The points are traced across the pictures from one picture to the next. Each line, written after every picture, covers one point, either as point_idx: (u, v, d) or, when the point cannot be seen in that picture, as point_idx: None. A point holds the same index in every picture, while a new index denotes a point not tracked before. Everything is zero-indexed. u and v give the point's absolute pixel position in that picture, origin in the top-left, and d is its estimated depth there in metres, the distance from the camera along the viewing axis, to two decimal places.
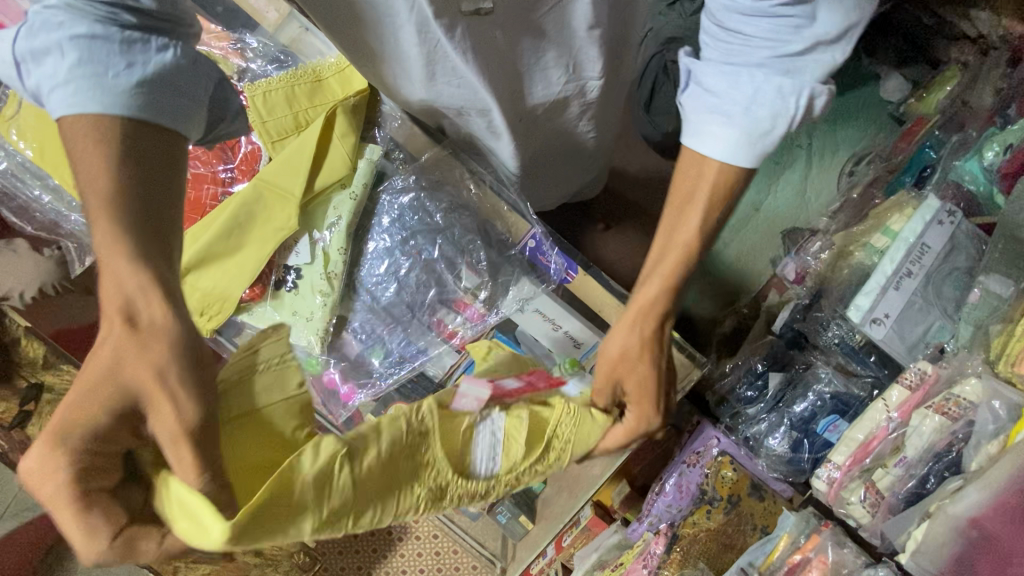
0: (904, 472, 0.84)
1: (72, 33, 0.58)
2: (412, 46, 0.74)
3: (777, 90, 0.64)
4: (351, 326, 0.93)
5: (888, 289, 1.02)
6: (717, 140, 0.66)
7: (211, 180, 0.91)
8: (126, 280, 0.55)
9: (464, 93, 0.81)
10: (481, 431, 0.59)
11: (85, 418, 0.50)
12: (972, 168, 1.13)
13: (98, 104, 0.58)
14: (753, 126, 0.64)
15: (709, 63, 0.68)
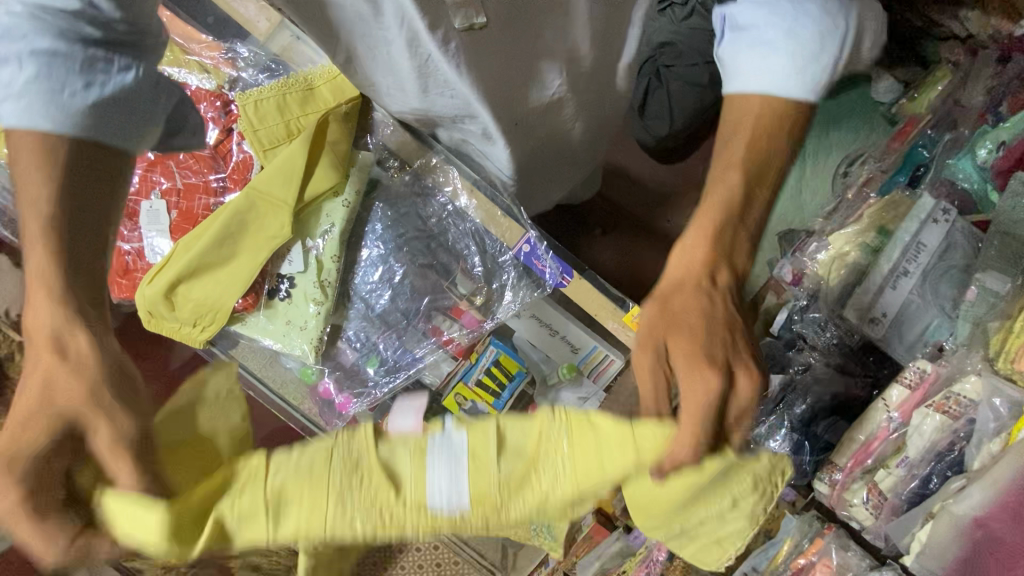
0: (907, 473, 0.82)
1: (32, 47, 0.63)
2: (403, 61, 0.75)
3: (812, 32, 0.68)
4: (346, 335, 0.93)
5: (885, 288, 1.05)
6: (770, 71, 0.68)
7: (204, 190, 0.93)
8: (54, 314, 0.63)
9: (458, 103, 0.82)
10: (433, 453, 0.62)
11: (27, 440, 0.59)
12: (967, 167, 1.13)
13: (44, 124, 0.65)
14: (798, 54, 0.67)
15: (743, 20, 0.71)
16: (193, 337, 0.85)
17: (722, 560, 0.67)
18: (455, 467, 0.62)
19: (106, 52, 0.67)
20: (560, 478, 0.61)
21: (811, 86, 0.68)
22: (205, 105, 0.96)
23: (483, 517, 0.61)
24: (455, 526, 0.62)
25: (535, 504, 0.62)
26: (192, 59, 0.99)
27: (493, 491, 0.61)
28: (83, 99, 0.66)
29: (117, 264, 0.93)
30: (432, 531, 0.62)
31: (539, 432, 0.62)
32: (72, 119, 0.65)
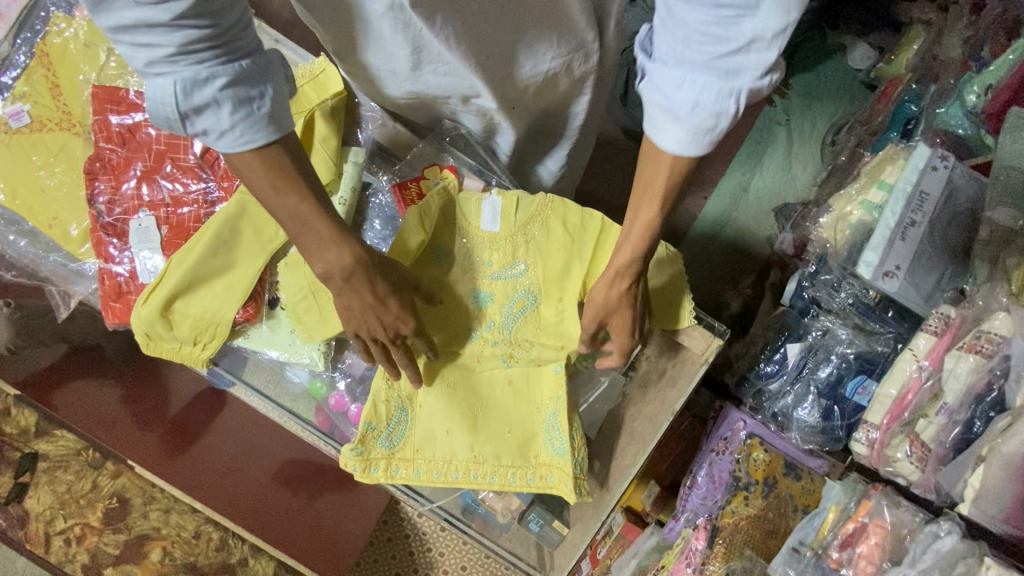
0: (948, 420, 0.79)
1: (217, 84, 0.58)
2: (395, 35, 0.74)
3: (720, 90, 0.58)
4: (352, 345, 0.86)
5: (894, 240, 1.01)
6: (665, 134, 0.61)
7: (197, 200, 0.86)
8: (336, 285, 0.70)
9: (451, 81, 0.83)
10: (485, 203, 0.87)
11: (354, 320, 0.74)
12: (958, 113, 1.12)
13: (265, 136, 0.62)
14: (697, 123, 0.59)
15: (663, 58, 0.61)
16: (197, 356, 0.78)
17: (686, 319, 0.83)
18: (494, 208, 0.87)
19: (233, 50, 0.59)
20: (573, 264, 0.85)
21: (706, 141, 0.61)
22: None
23: (517, 312, 0.87)
24: (496, 243, 0.87)
25: (550, 292, 0.86)
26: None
27: (520, 232, 0.86)
28: (265, 93, 0.61)
29: (106, 287, 0.85)
30: (479, 250, 0.87)
31: (538, 203, 0.86)
32: (275, 119, 0.62)
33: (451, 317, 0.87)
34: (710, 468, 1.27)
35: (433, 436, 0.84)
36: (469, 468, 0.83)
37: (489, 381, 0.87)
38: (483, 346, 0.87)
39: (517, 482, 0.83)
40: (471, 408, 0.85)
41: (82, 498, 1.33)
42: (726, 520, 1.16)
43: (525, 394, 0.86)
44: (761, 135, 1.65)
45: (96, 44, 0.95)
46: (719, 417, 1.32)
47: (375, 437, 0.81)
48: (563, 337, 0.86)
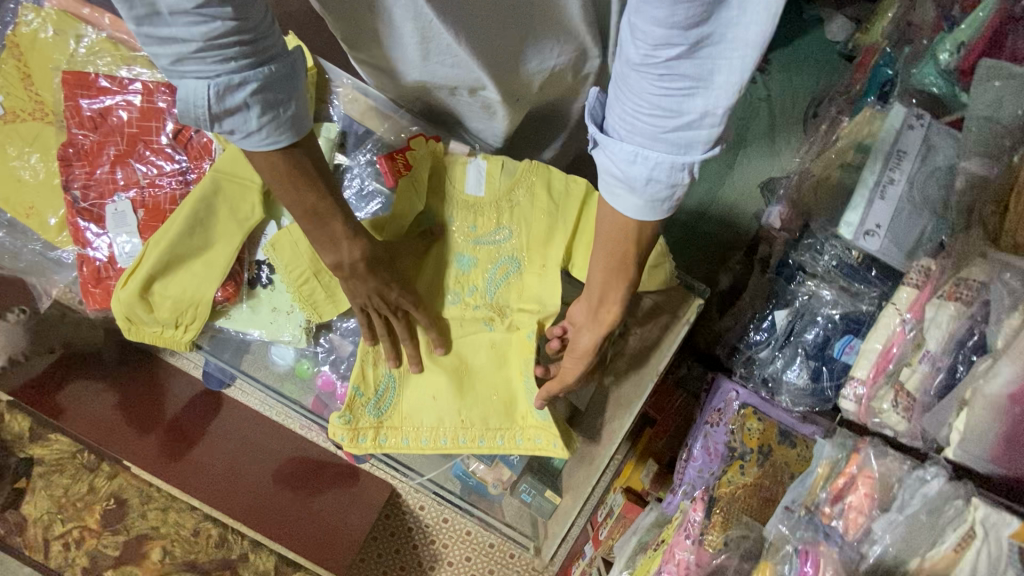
0: (931, 367, 0.79)
1: (248, 89, 0.59)
2: (405, 21, 0.75)
3: (672, 163, 0.57)
4: (340, 326, 0.90)
5: (873, 200, 1.03)
6: (623, 201, 0.62)
7: (173, 184, 0.87)
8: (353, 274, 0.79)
9: (458, 71, 0.84)
10: (470, 169, 0.92)
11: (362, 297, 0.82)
12: (931, 72, 1.12)
13: (287, 138, 0.66)
14: (654, 195, 0.60)
15: (615, 133, 0.60)
16: (178, 339, 0.83)
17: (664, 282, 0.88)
18: (480, 173, 0.92)
19: (262, 53, 0.60)
20: (554, 231, 0.89)
21: (663, 206, 0.62)
22: (157, 96, 0.89)
23: (500, 277, 0.92)
24: (480, 210, 0.92)
25: (533, 258, 0.90)
26: (136, 54, 0.92)
27: (504, 197, 0.91)
28: (291, 97, 0.64)
29: (86, 273, 0.86)
30: (466, 212, 0.92)
31: (521, 169, 0.91)
32: (296, 124, 0.65)
33: (436, 287, 0.93)
34: (705, 440, 1.28)
35: (419, 405, 0.91)
36: (456, 434, 0.90)
37: (473, 344, 0.93)
38: (465, 309, 0.93)
39: (505, 444, 0.90)
40: (457, 373, 0.91)
41: (79, 501, 1.37)
42: (723, 489, 1.15)
43: (510, 359, 0.91)
44: (744, 111, 1.66)
45: (65, 31, 0.93)
46: (712, 389, 1.32)
47: (363, 406, 0.88)
48: (543, 301, 0.89)
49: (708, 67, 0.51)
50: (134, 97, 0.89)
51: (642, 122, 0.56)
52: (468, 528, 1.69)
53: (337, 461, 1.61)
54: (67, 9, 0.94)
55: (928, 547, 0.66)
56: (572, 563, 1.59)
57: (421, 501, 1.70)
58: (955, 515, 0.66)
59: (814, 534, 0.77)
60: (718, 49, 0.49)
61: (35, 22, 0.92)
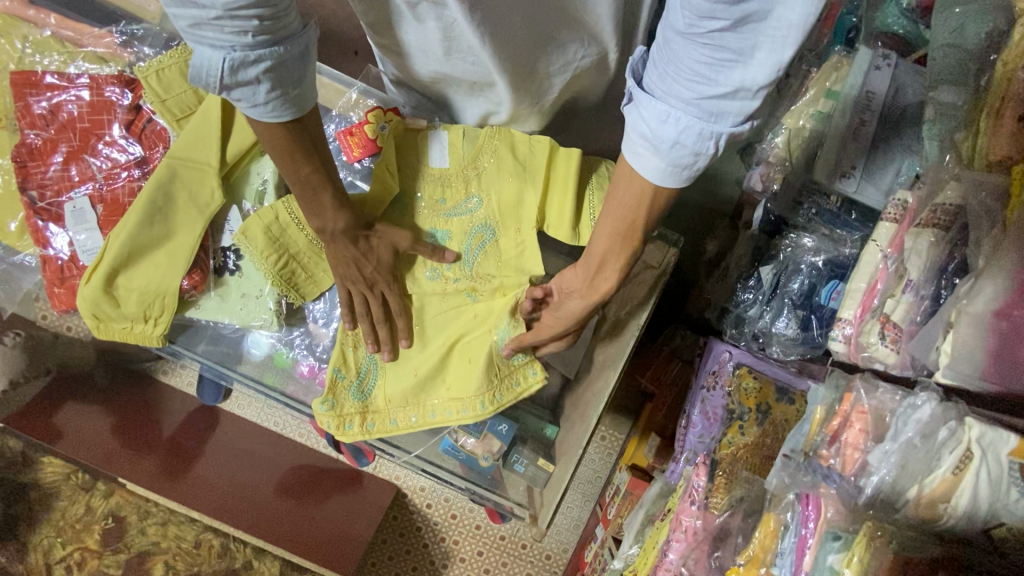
0: (915, 296, 0.78)
1: (260, 65, 0.59)
2: (428, 20, 0.74)
3: (700, 132, 0.58)
4: (310, 311, 0.90)
5: (847, 142, 1.01)
6: (645, 162, 0.63)
7: (126, 176, 0.86)
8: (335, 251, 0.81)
9: (475, 67, 0.82)
10: (434, 142, 0.92)
11: (357, 277, 0.84)
12: (893, 13, 1.12)
13: (291, 114, 0.66)
14: (677, 160, 0.61)
15: (652, 86, 0.60)
16: (149, 333, 0.81)
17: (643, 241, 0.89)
18: (443, 146, 0.91)
19: (278, 33, 0.59)
20: (524, 194, 0.88)
21: (682, 175, 0.63)
22: (107, 87, 0.88)
23: (476, 246, 0.90)
24: (449, 181, 0.91)
25: (507, 222, 0.89)
26: (83, 50, 0.91)
27: (469, 165, 0.90)
28: (300, 76, 0.64)
29: (48, 273, 0.85)
30: (435, 186, 0.92)
31: (483, 135, 0.89)
32: (299, 103, 0.66)
33: (414, 264, 0.92)
34: (703, 405, 1.27)
35: (403, 386, 0.89)
36: (441, 409, 0.88)
37: (455, 316, 0.91)
38: (445, 284, 0.92)
39: (489, 409, 0.86)
40: (438, 349, 0.90)
41: (76, 522, 1.35)
42: (724, 451, 1.13)
43: (487, 322, 0.89)
44: None
45: (10, 33, 0.92)
46: (705, 353, 1.31)
47: (346, 390, 0.88)
48: (524, 266, 0.89)
49: (752, 45, 0.51)
50: (84, 92, 0.88)
51: (685, 79, 0.56)
52: (476, 521, 1.67)
53: (340, 467, 1.66)
54: (10, 11, 0.92)
55: (926, 474, 0.65)
56: (585, 547, 1.57)
57: (429, 499, 1.69)
58: (949, 437, 0.64)
59: (812, 478, 0.78)
60: (764, 24, 0.49)
61: None
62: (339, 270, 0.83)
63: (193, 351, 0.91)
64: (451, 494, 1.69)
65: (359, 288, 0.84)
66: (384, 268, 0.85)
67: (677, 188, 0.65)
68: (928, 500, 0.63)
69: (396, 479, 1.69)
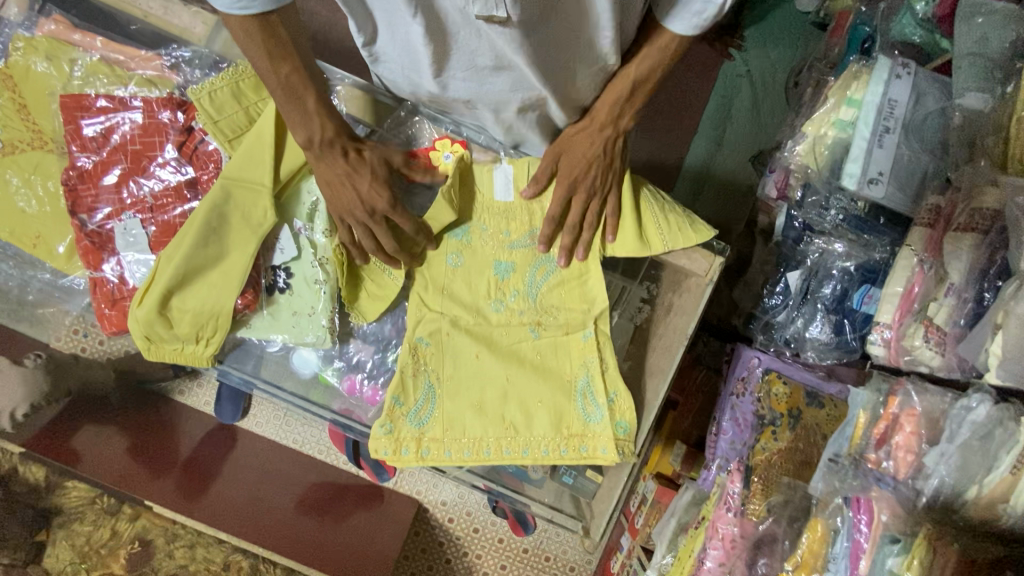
0: (958, 299, 0.79)
1: None
2: (421, 46, 0.71)
3: None
4: (360, 332, 0.89)
5: (873, 149, 1.03)
6: (667, 7, 0.72)
7: (176, 197, 0.84)
8: (330, 173, 0.78)
9: (485, 91, 0.79)
10: (497, 173, 0.88)
11: (343, 197, 0.78)
12: (910, 22, 1.15)
13: (262, 6, 0.62)
14: (689, 8, 0.70)
15: None
16: (200, 353, 0.81)
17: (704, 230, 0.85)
18: (508, 177, 0.88)
19: None
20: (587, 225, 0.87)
21: (694, 22, 0.71)
22: (158, 110, 0.84)
23: (540, 279, 0.88)
24: (512, 214, 0.88)
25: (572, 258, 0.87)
26: (132, 73, 0.87)
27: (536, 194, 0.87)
28: None
29: (99, 296, 0.84)
30: (497, 220, 0.88)
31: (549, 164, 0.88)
32: None
33: (473, 294, 0.88)
34: (733, 412, 1.25)
35: (462, 415, 0.85)
36: (501, 443, 0.85)
37: (516, 351, 0.87)
38: (511, 316, 0.88)
39: (550, 454, 0.84)
40: (500, 381, 0.86)
41: (103, 547, 1.34)
42: (758, 457, 1.14)
43: (554, 364, 0.87)
44: (727, 90, 1.75)
45: (57, 57, 0.86)
46: (734, 358, 1.30)
47: (404, 416, 0.84)
48: (589, 297, 0.88)
49: None
50: (137, 115, 0.85)
51: None
52: (498, 534, 1.66)
53: (359, 482, 1.67)
54: (57, 37, 0.87)
55: (984, 474, 0.65)
56: (611, 558, 1.56)
57: (451, 514, 1.67)
58: (1006, 437, 0.66)
59: (863, 482, 0.78)
60: None
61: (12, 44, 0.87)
62: (345, 199, 0.78)
63: (234, 367, 0.89)
64: (474, 507, 1.67)
65: (358, 216, 0.78)
66: (379, 197, 0.77)
67: (689, 34, 0.73)
68: (988, 501, 0.64)
69: (417, 494, 1.68)
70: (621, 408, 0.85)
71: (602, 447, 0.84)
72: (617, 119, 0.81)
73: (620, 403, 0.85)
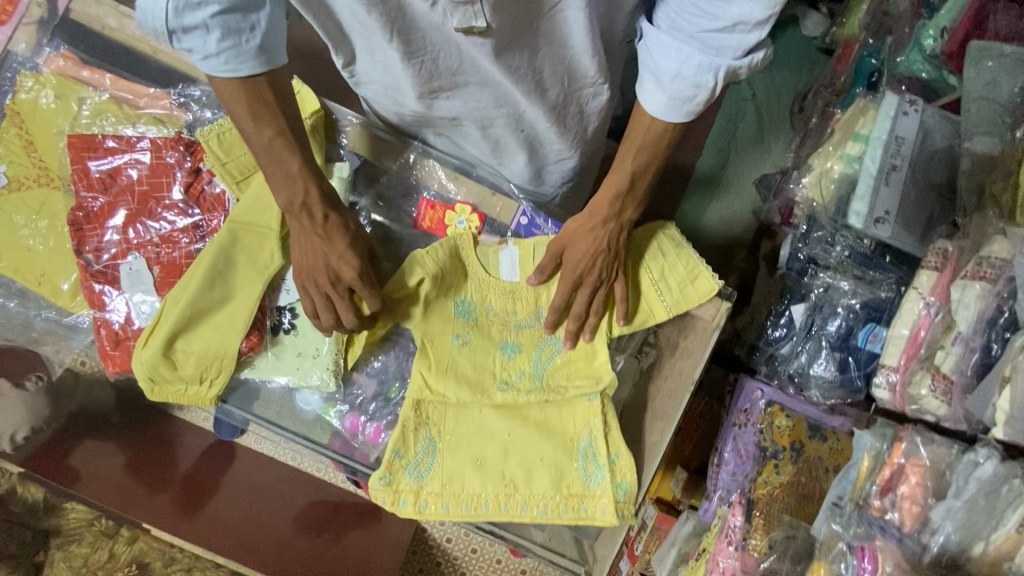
0: (965, 348, 0.78)
1: (210, 12, 0.61)
2: (401, 68, 0.78)
3: (700, 61, 0.65)
4: (368, 366, 0.84)
5: (879, 187, 1.02)
6: (650, 96, 0.70)
7: (181, 237, 0.82)
8: (313, 251, 0.75)
9: (471, 108, 0.86)
10: (503, 255, 0.84)
11: (313, 265, 0.75)
12: (918, 59, 1.16)
13: (249, 68, 0.67)
14: (677, 92, 0.68)
15: (661, 28, 0.69)
16: (203, 396, 0.77)
17: (709, 285, 0.79)
18: (513, 258, 0.84)
19: None
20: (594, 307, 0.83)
21: (684, 108, 0.69)
22: (166, 151, 0.83)
23: (546, 359, 0.83)
24: (518, 293, 0.84)
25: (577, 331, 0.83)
26: (142, 112, 0.86)
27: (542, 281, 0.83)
28: (255, 27, 0.65)
29: (103, 337, 0.81)
30: (502, 303, 0.84)
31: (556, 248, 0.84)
32: (260, 55, 0.67)
33: (475, 360, 0.82)
34: (735, 443, 1.26)
35: (461, 472, 0.80)
36: (500, 500, 0.79)
37: (519, 408, 0.82)
38: (517, 396, 0.82)
39: (549, 514, 0.79)
40: (502, 437, 0.81)
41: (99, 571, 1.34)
42: (760, 491, 1.13)
43: (557, 424, 0.82)
44: (732, 113, 1.75)
45: (66, 94, 0.86)
46: (736, 390, 1.31)
47: (404, 469, 0.79)
48: (596, 373, 0.82)
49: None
50: (143, 156, 0.83)
51: (691, 14, 0.65)
52: (495, 555, 1.65)
53: (357, 500, 1.65)
54: (66, 74, 0.88)
55: (990, 530, 0.65)
56: None
57: (449, 534, 1.66)
58: (1012, 494, 0.65)
59: (867, 529, 0.77)
60: None
61: (22, 78, 0.87)
62: (315, 268, 0.75)
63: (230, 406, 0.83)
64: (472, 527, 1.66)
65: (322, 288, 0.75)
66: (349, 265, 0.74)
67: (680, 123, 0.71)
68: (993, 557, 0.64)
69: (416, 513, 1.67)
70: (622, 469, 0.80)
71: (602, 508, 0.79)
72: (618, 216, 0.76)
73: (622, 465, 0.80)
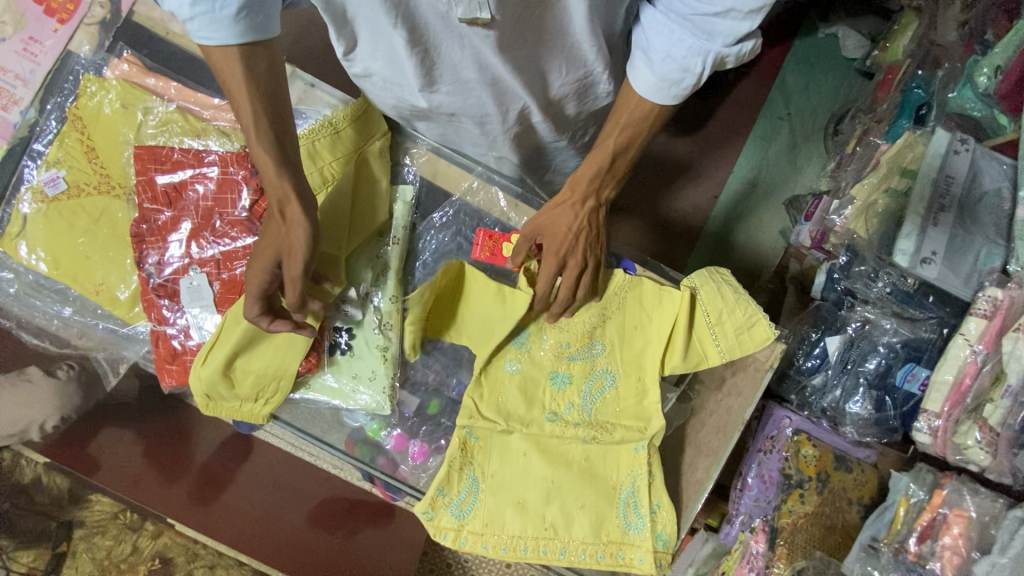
0: (1014, 402, 0.82)
1: None
2: (405, 58, 0.74)
3: (687, 43, 0.66)
4: (410, 380, 0.86)
5: (927, 227, 1.02)
6: (639, 75, 0.71)
7: (243, 254, 0.81)
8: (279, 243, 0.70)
9: (470, 104, 0.83)
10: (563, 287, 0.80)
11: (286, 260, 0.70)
12: (970, 96, 1.14)
13: (220, 38, 0.62)
14: (665, 74, 0.69)
15: (656, 11, 0.70)
16: (258, 412, 0.80)
17: (767, 334, 0.78)
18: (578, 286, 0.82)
19: None
20: (651, 344, 0.81)
21: (672, 91, 0.71)
22: (233, 167, 0.82)
23: (595, 393, 0.83)
24: (572, 324, 0.82)
25: (628, 369, 0.82)
26: (208, 124, 0.86)
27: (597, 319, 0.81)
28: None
29: (161, 350, 0.82)
30: (557, 334, 0.82)
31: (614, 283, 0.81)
32: (233, 26, 0.61)
33: (525, 394, 0.82)
34: (758, 468, 1.23)
35: (502, 514, 0.80)
36: (539, 543, 0.79)
37: (564, 453, 0.81)
38: (565, 429, 0.82)
39: (586, 560, 0.79)
40: (543, 483, 0.80)
41: (123, 562, 1.42)
42: (784, 520, 1.14)
43: (600, 472, 0.81)
44: (766, 130, 1.73)
45: (132, 103, 0.85)
46: (761, 416, 1.28)
47: (446, 506, 0.80)
48: (644, 416, 0.82)
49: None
50: (210, 171, 0.82)
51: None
52: None
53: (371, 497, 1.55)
54: (130, 80, 0.87)
55: None
56: None
57: None
58: None
59: None
60: None
61: (84, 82, 0.86)
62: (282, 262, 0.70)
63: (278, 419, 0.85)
64: None
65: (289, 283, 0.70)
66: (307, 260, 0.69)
67: (668, 105, 0.73)
68: None
69: None
70: (663, 520, 0.80)
71: (640, 558, 0.79)
72: (598, 193, 0.78)
73: (663, 516, 0.80)
